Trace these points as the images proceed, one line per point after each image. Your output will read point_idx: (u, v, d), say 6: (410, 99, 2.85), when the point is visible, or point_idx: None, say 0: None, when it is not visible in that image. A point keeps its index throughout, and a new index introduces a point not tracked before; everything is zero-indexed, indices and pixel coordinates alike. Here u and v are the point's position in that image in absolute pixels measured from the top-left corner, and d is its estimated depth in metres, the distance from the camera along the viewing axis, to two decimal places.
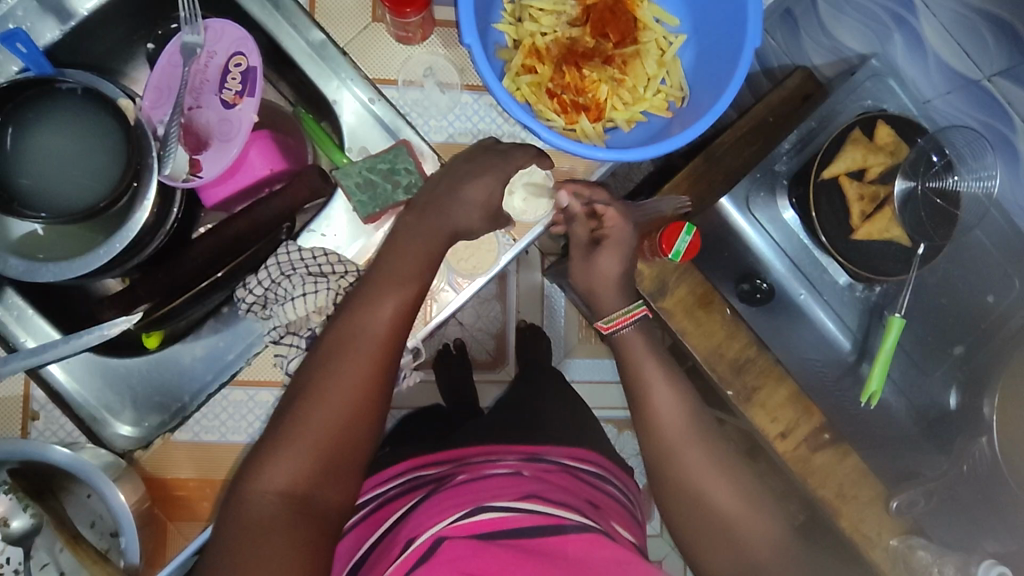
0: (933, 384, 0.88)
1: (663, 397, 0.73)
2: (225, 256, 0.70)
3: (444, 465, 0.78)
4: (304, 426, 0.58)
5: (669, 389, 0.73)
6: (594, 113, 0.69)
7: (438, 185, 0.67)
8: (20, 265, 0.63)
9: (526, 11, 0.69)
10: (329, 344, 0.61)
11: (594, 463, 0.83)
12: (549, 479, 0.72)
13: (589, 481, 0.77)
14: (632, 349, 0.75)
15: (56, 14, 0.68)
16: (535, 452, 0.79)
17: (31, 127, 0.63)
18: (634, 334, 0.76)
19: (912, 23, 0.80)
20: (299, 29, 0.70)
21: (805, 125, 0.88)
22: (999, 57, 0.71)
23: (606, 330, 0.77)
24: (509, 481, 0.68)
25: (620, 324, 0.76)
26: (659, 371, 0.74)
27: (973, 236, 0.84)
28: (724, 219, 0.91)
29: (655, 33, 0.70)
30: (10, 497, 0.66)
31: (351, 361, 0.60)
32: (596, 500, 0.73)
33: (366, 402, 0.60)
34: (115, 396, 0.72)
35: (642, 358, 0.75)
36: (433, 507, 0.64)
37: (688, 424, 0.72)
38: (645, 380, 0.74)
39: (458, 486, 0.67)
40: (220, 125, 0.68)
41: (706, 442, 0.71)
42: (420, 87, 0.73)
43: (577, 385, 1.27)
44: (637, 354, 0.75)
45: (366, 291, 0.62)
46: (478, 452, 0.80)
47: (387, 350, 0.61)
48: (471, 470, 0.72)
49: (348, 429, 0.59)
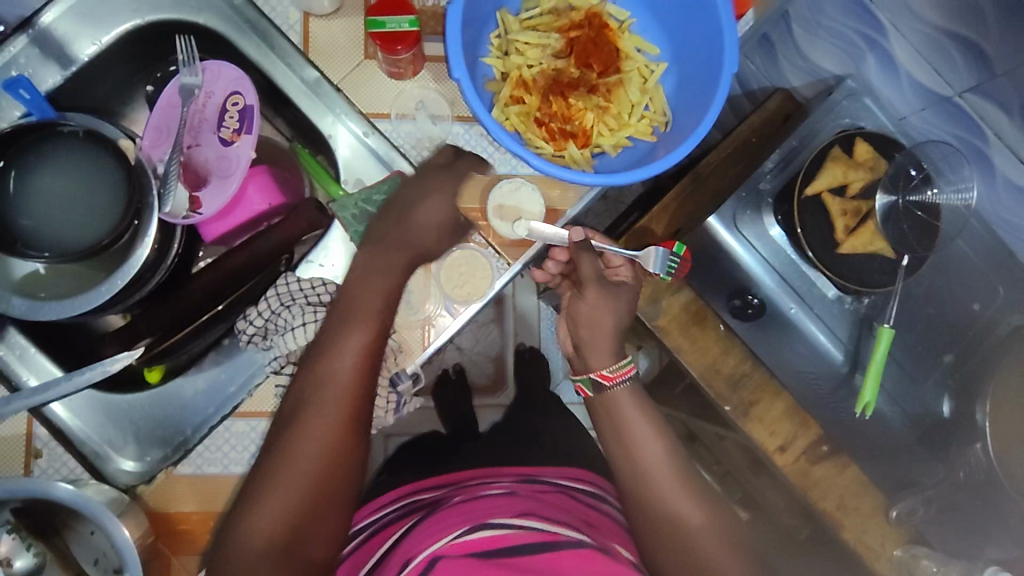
0: (926, 392, 0.90)
1: (639, 428, 0.75)
2: (225, 289, 0.72)
3: (441, 489, 0.79)
4: (290, 467, 0.59)
5: (647, 424, 0.75)
6: (581, 139, 0.71)
7: (405, 220, 0.68)
8: (23, 305, 0.65)
9: (512, 45, 0.71)
10: (305, 389, 0.62)
11: (591, 482, 0.83)
12: (543, 497, 0.73)
13: (588, 501, 0.77)
14: (615, 394, 0.77)
15: (59, 60, 0.71)
16: (531, 475, 0.80)
17: (34, 170, 0.65)
18: (628, 390, 0.77)
19: (884, 45, 0.84)
20: (294, 68, 0.72)
21: (787, 144, 0.89)
22: (968, 74, 0.76)
23: (607, 378, 0.77)
24: (506, 501, 0.68)
25: (622, 375, 0.77)
26: (637, 405, 0.77)
27: (955, 246, 0.87)
28: (713, 237, 0.92)
29: (637, 62, 0.73)
30: (13, 537, 0.63)
31: (328, 405, 0.61)
32: (590, 518, 0.72)
33: (350, 440, 0.61)
34: (117, 431, 0.71)
35: (620, 394, 0.77)
36: (429, 528, 0.64)
37: (676, 472, 0.73)
38: (623, 413, 0.76)
39: (452, 507, 0.67)
40: (219, 162, 0.70)
41: (696, 487, 0.73)
42: (412, 120, 0.75)
43: (572, 407, 1.28)
44: (617, 399, 0.77)
45: (338, 331, 0.63)
46: (474, 475, 0.81)
47: (360, 388, 0.62)
48: (467, 492, 0.73)
49: (332, 469, 0.60)
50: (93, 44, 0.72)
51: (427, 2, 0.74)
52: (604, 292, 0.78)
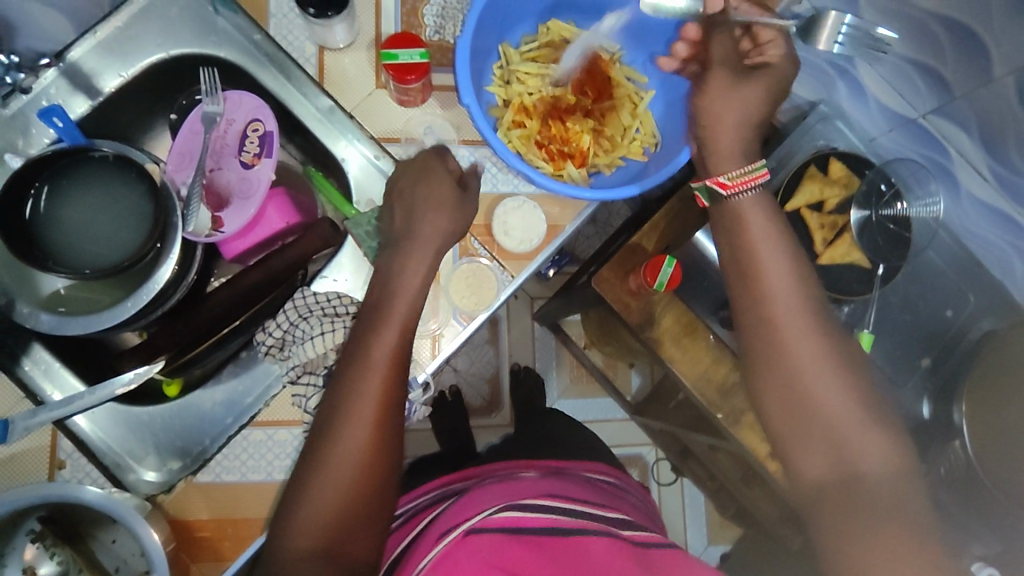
0: (907, 395, 0.94)
1: (774, 266, 0.65)
2: (238, 307, 0.76)
3: (471, 479, 0.83)
4: (326, 475, 0.61)
5: (783, 262, 0.65)
6: (578, 160, 0.77)
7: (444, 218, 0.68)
8: (49, 320, 0.68)
9: (513, 75, 0.77)
10: (329, 417, 0.63)
11: (605, 473, 0.88)
12: (571, 484, 0.77)
13: (603, 489, 0.82)
14: (746, 212, 0.66)
15: (86, 90, 0.76)
16: (560, 468, 0.84)
17: (65, 192, 0.68)
18: (756, 198, 0.67)
19: (853, 73, 0.91)
20: (309, 97, 0.77)
21: (765, 165, 0.97)
22: (930, 98, 0.83)
23: (726, 189, 0.66)
24: (533, 485, 0.73)
25: (744, 184, 0.66)
26: (770, 226, 0.66)
27: (927, 256, 0.94)
28: (699, 251, 0.98)
29: (627, 89, 0.79)
30: (37, 545, 0.65)
31: (354, 426, 0.62)
32: (621, 507, 0.78)
33: (381, 446, 0.63)
34: (138, 442, 0.74)
35: (753, 225, 0.66)
36: (460, 508, 0.69)
37: (807, 319, 0.64)
38: (749, 232, 0.66)
39: (484, 489, 0.72)
40: (240, 184, 0.75)
41: (828, 341, 0.64)
42: (420, 144, 0.80)
43: (591, 424, 1.34)
44: (754, 230, 0.66)
45: (363, 359, 0.64)
46: (501, 466, 0.85)
47: (386, 406, 0.63)
48: (497, 478, 0.78)
49: (360, 491, 0.62)
50: (118, 77, 0.76)
51: (434, 36, 0.81)
52: (739, 79, 0.67)
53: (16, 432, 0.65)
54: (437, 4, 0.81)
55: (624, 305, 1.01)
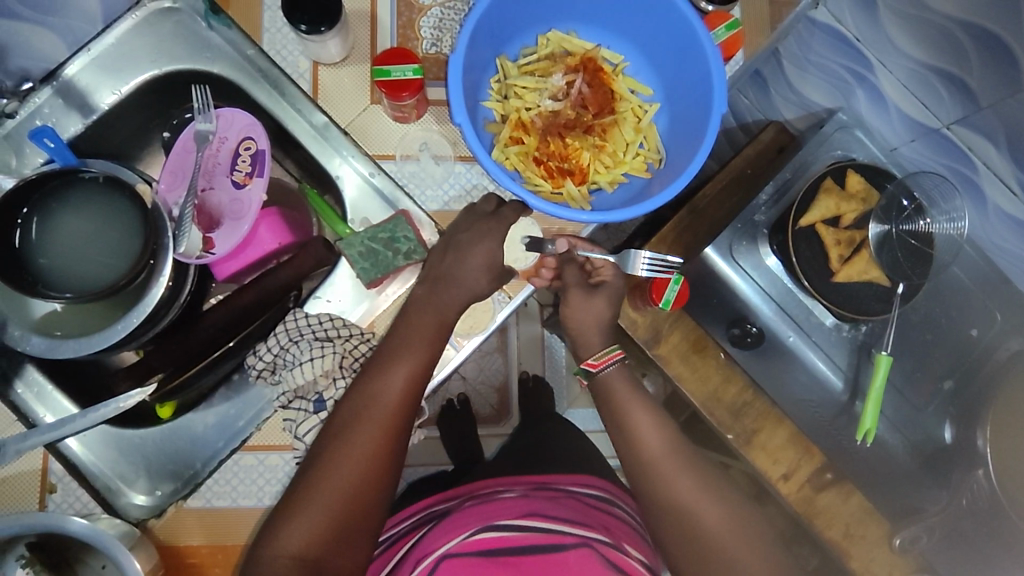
0: (927, 419, 0.90)
1: (659, 442, 0.71)
2: (234, 326, 0.74)
3: (455, 499, 0.83)
4: (326, 481, 0.60)
5: (659, 432, 0.72)
6: (578, 177, 0.75)
7: (453, 256, 0.70)
8: (41, 343, 0.67)
9: (511, 89, 0.75)
10: (343, 416, 0.63)
11: (598, 487, 0.85)
12: (557, 501, 0.77)
13: (595, 505, 0.80)
14: (614, 390, 0.74)
15: (80, 109, 0.75)
16: (543, 482, 0.83)
17: (55, 214, 0.67)
18: (617, 373, 0.75)
19: (872, 81, 0.85)
20: (304, 113, 0.75)
21: (781, 176, 0.93)
22: (954, 107, 0.77)
23: (594, 367, 0.75)
24: (515, 503, 0.75)
25: (606, 362, 0.75)
26: (648, 416, 0.73)
27: (951, 272, 0.87)
28: (711, 268, 0.95)
29: (631, 103, 0.77)
30: (27, 572, 0.64)
31: (366, 434, 0.62)
32: (606, 523, 0.75)
33: (383, 463, 0.63)
34: (128, 465, 0.73)
35: (625, 398, 0.74)
36: (440, 531, 0.72)
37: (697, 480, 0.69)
38: (637, 430, 0.72)
39: (463, 511, 0.74)
40: (232, 205, 0.73)
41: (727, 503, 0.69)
42: (416, 160, 0.78)
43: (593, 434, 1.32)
44: (621, 398, 0.74)
45: (387, 364, 0.65)
46: (484, 485, 0.84)
47: (398, 423, 0.64)
48: (480, 497, 0.79)
49: (357, 500, 0.61)
50: (113, 94, 0.75)
51: (430, 49, 0.79)
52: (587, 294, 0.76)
53: (9, 454, 0.65)
54: (435, 16, 0.79)
55: (631, 322, 0.98)
